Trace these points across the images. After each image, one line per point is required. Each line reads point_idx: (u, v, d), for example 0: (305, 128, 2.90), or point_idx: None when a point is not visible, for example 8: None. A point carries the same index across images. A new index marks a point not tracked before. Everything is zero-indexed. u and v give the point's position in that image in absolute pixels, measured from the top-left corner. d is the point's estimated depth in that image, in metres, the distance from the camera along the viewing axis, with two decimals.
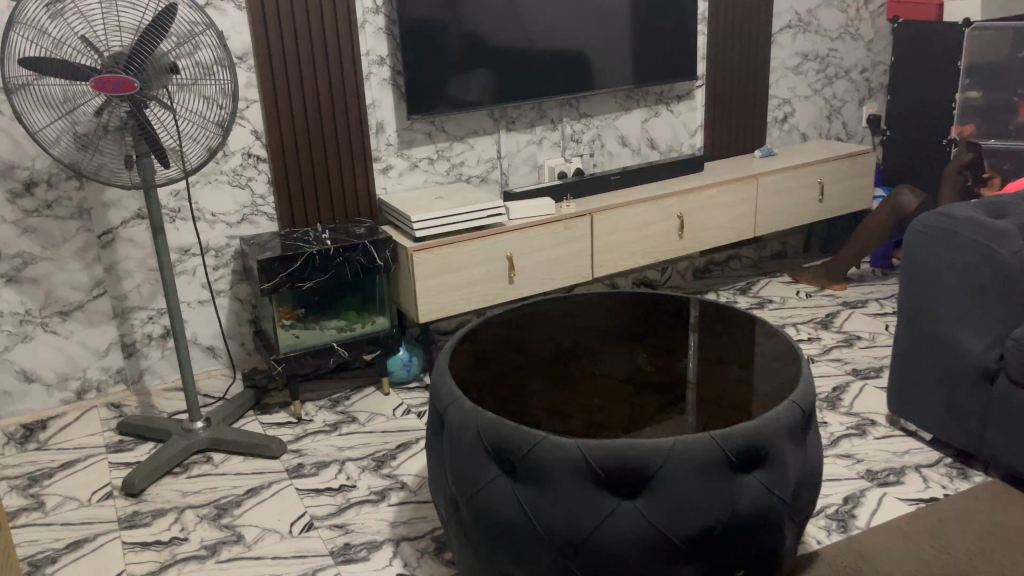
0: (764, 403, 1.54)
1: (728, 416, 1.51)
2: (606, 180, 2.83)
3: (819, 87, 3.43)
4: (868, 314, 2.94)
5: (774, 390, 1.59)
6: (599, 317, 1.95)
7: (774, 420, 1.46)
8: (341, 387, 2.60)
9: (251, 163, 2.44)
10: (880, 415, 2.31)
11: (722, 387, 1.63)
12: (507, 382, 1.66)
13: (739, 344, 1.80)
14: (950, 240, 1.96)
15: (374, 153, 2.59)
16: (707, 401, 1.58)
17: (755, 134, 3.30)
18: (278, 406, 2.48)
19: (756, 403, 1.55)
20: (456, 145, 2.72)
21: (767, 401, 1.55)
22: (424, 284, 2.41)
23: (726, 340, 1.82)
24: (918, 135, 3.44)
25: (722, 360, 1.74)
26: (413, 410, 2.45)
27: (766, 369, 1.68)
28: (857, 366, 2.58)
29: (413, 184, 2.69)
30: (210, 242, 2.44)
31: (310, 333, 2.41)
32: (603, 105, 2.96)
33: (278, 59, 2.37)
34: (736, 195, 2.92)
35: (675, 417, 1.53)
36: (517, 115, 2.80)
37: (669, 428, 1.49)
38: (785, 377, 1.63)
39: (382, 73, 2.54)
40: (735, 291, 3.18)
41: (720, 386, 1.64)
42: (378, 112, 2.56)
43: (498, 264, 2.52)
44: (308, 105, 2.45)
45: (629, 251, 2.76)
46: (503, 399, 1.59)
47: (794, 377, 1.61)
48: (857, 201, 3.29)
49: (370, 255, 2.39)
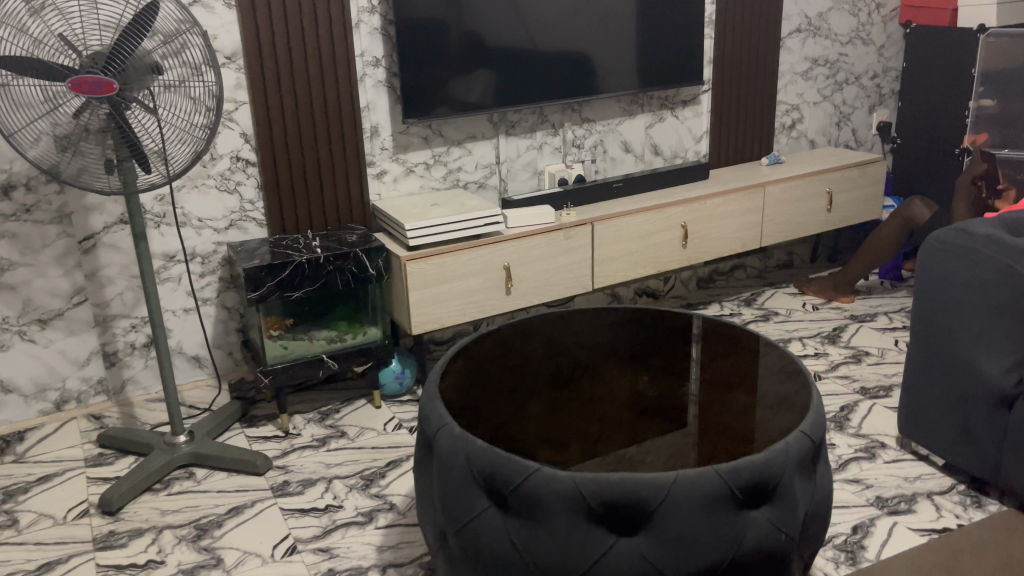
0: (772, 433, 1.45)
1: (735, 446, 1.43)
2: (609, 187, 2.74)
3: (828, 94, 3.34)
4: (876, 328, 2.85)
5: (783, 417, 1.50)
6: (599, 333, 1.86)
7: (783, 453, 1.37)
8: (331, 399, 2.51)
9: (240, 167, 2.35)
10: (890, 437, 2.21)
11: (728, 413, 1.55)
12: (500, 405, 1.57)
13: (744, 365, 1.72)
14: (969, 258, 1.87)
15: (368, 158, 2.50)
16: (713, 428, 1.50)
17: (763, 141, 3.21)
18: (266, 419, 2.40)
19: (764, 432, 1.46)
20: (453, 149, 2.63)
21: (775, 430, 1.46)
22: (418, 295, 2.32)
23: (731, 360, 1.74)
24: (930, 143, 3.34)
25: (727, 384, 1.65)
26: (405, 424, 2.37)
27: (773, 393, 1.59)
28: (865, 385, 2.48)
29: (409, 190, 2.60)
30: (196, 249, 2.35)
31: (299, 344, 2.32)
32: (606, 110, 2.87)
33: (269, 60, 2.28)
34: (742, 204, 2.83)
35: (678, 445, 1.45)
36: (517, 119, 2.71)
37: (672, 458, 1.41)
38: (794, 402, 1.54)
39: (377, 74, 2.45)
40: (739, 303, 3.09)
41: (725, 412, 1.55)
42: (372, 115, 2.48)
43: (495, 274, 2.43)
44: (300, 108, 2.36)
45: (632, 261, 2.67)
46: (495, 425, 1.50)
47: (803, 402, 1.53)
48: (867, 211, 3.19)
49: (361, 264, 2.30)
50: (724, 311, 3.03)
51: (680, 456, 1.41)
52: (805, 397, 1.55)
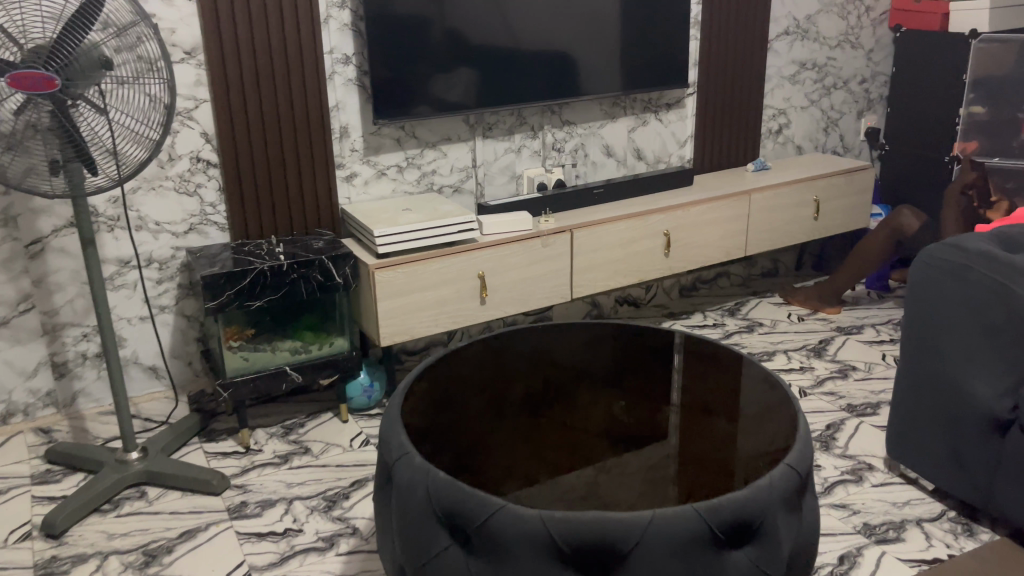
0: (755, 466, 1.35)
1: (716, 468, 1.37)
2: (590, 193, 2.64)
3: (816, 98, 3.25)
4: (863, 341, 2.77)
5: (766, 433, 1.44)
6: (576, 349, 1.77)
7: (766, 489, 1.27)
8: (296, 412, 2.40)
9: (201, 168, 2.23)
10: (878, 458, 2.12)
11: (709, 432, 1.48)
12: (470, 433, 1.47)
13: (726, 377, 1.66)
14: (961, 276, 1.78)
15: (337, 159, 2.39)
16: (693, 447, 1.44)
17: (748, 146, 3.12)
18: (225, 433, 2.28)
19: (745, 450, 1.40)
20: (427, 152, 2.52)
21: (759, 449, 1.40)
22: (387, 305, 2.20)
23: (713, 373, 1.68)
24: (919, 150, 3.27)
25: (709, 400, 1.59)
26: (372, 440, 2.26)
27: (755, 408, 1.53)
28: (852, 402, 2.39)
29: (380, 194, 2.49)
30: (153, 254, 2.23)
31: (261, 355, 2.21)
32: (588, 112, 2.77)
33: (232, 55, 2.16)
34: (727, 212, 2.74)
35: (656, 463, 1.39)
36: (494, 121, 2.60)
37: (649, 478, 1.35)
38: (776, 417, 1.48)
39: (347, 73, 2.34)
40: (722, 313, 3.00)
41: (706, 431, 1.49)
42: (342, 115, 2.36)
43: (469, 283, 2.31)
44: (265, 107, 2.24)
45: (612, 270, 2.57)
46: (459, 456, 1.40)
47: (787, 418, 1.47)
48: (854, 220, 3.10)
49: (327, 272, 2.19)
50: (707, 321, 2.94)
51: (657, 474, 1.36)
52: (790, 412, 1.49)
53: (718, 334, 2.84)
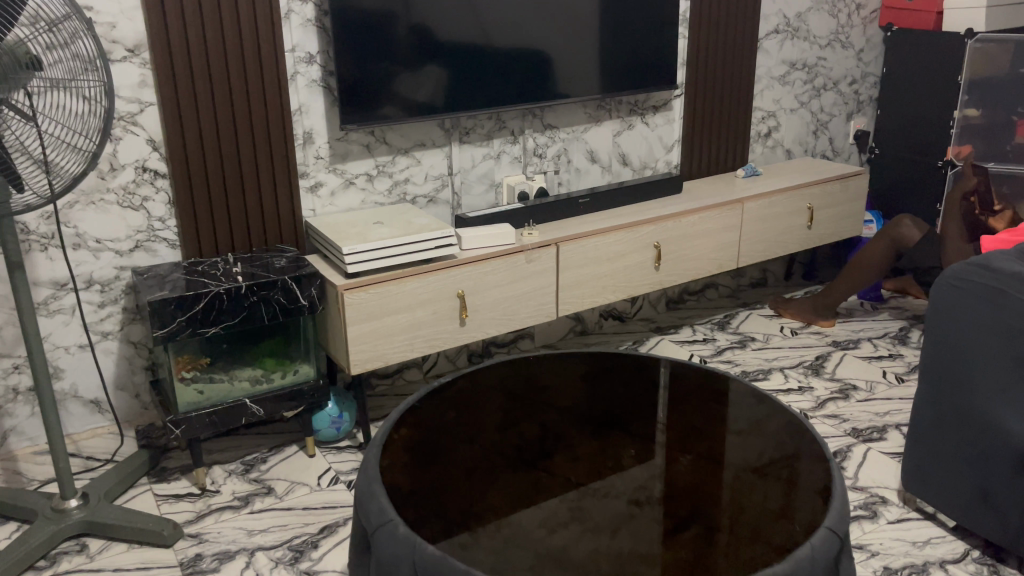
0: (780, 513, 1.22)
1: (705, 489, 1.29)
2: (574, 203, 2.45)
3: (806, 100, 3.10)
4: (861, 357, 2.62)
5: (752, 450, 1.39)
6: (566, 381, 1.61)
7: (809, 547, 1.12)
8: (257, 446, 2.18)
9: (147, 179, 2.00)
10: (891, 490, 1.98)
11: (696, 448, 1.40)
12: (455, 487, 1.29)
13: (710, 390, 1.59)
14: (995, 301, 1.62)
15: (300, 168, 2.17)
16: (680, 463, 1.36)
17: (738, 150, 2.96)
18: (179, 473, 2.07)
19: (732, 467, 1.34)
20: (399, 159, 2.32)
21: (746, 467, 1.35)
22: (357, 329, 2.00)
23: (698, 387, 1.59)
24: (910, 154, 3.15)
25: (698, 416, 1.50)
26: (342, 478, 2.06)
27: (743, 425, 1.47)
28: (857, 426, 2.24)
29: (348, 205, 2.28)
30: (93, 275, 2.00)
31: (217, 387, 2.00)
32: (571, 116, 2.59)
33: (181, 53, 1.94)
34: (720, 221, 2.57)
35: (641, 484, 1.31)
36: (471, 125, 2.41)
37: (633, 499, 1.27)
38: (765, 435, 1.43)
39: (311, 73, 2.13)
40: (712, 327, 2.85)
41: (691, 445, 1.41)
42: (305, 120, 2.15)
43: (447, 303, 2.12)
44: (219, 111, 2.02)
45: (600, 285, 2.39)
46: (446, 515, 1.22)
47: (775, 437, 1.42)
48: (847, 228, 2.96)
49: (291, 293, 1.98)
50: (697, 337, 2.78)
51: (642, 495, 1.28)
52: (779, 431, 1.43)
53: (710, 351, 2.68)
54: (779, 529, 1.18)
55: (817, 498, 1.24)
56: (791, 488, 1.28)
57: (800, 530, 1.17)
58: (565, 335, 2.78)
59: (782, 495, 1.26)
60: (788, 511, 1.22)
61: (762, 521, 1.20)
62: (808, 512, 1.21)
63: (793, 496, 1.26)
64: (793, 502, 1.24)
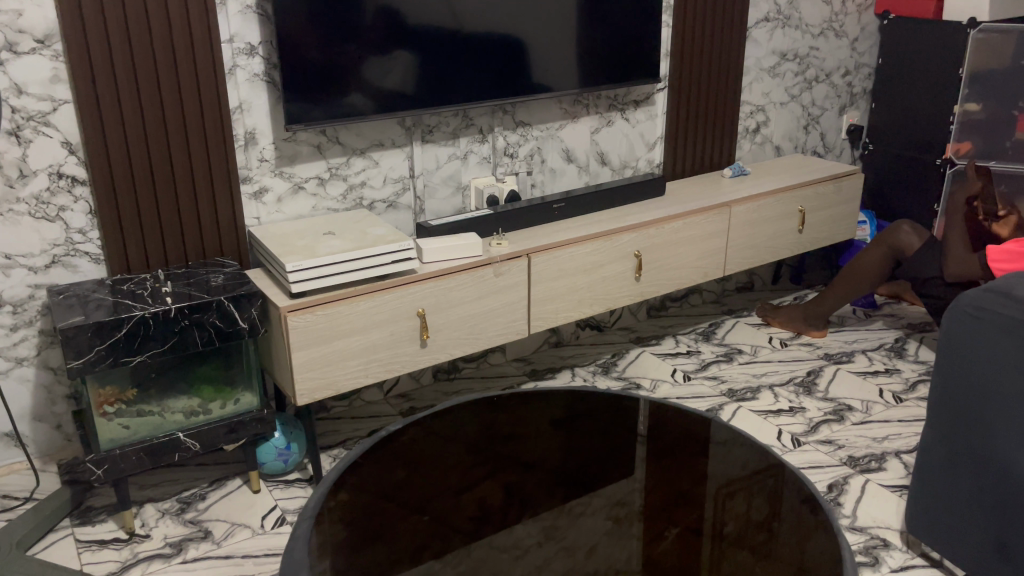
0: (768, 529, 1.20)
1: (686, 502, 1.26)
2: (548, 208, 2.24)
3: (797, 93, 2.90)
4: (855, 372, 2.45)
5: (736, 460, 1.36)
6: (536, 433, 1.42)
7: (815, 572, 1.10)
8: (196, 480, 1.98)
9: (64, 186, 1.78)
10: (891, 530, 1.80)
11: (677, 461, 1.36)
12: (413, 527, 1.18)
13: (691, 431, 1.44)
14: (1014, 332, 1.43)
15: (241, 172, 1.95)
16: (661, 477, 1.31)
17: (724, 148, 2.76)
18: (105, 514, 1.86)
19: (714, 477, 1.31)
20: (355, 160, 2.10)
21: (728, 477, 1.32)
22: (303, 356, 1.79)
23: (678, 427, 1.44)
24: (907, 151, 2.96)
25: (680, 430, 1.44)
26: (289, 518, 1.85)
27: (724, 435, 1.42)
28: (853, 453, 2.07)
29: (297, 212, 2.06)
30: (3, 295, 1.79)
31: (146, 420, 1.79)
32: (545, 111, 2.37)
33: (100, 44, 1.71)
34: (706, 226, 2.38)
35: (620, 498, 1.26)
36: (435, 123, 2.19)
37: (612, 514, 1.23)
38: (746, 445, 1.39)
39: (252, 66, 1.89)
40: (696, 337, 2.67)
41: (671, 456, 1.37)
42: (247, 118, 1.92)
43: (407, 323, 1.91)
44: (146, 109, 1.79)
45: (575, 299, 2.19)
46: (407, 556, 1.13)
47: (756, 448, 1.39)
48: (840, 231, 2.78)
49: (228, 316, 1.76)
50: (679, 348, 2.60)
51: (621, 510, 1.24)
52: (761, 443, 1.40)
53: (694, 365, 2.49)
54: (764, 542, 1.18)
55: (800, 506, 1.24)
56: (773, 498, 1.27)
57: (785, 542, 1.17)
58: (539, 347, 2.59)
59: (765, 506, 1.25)
60: (772, 523, 1.22)
61: (747, 533, 1.19)
62: (790, 521, 1.22)
63: (776, 505, 1.25)
64: (776, 514, 1.24)
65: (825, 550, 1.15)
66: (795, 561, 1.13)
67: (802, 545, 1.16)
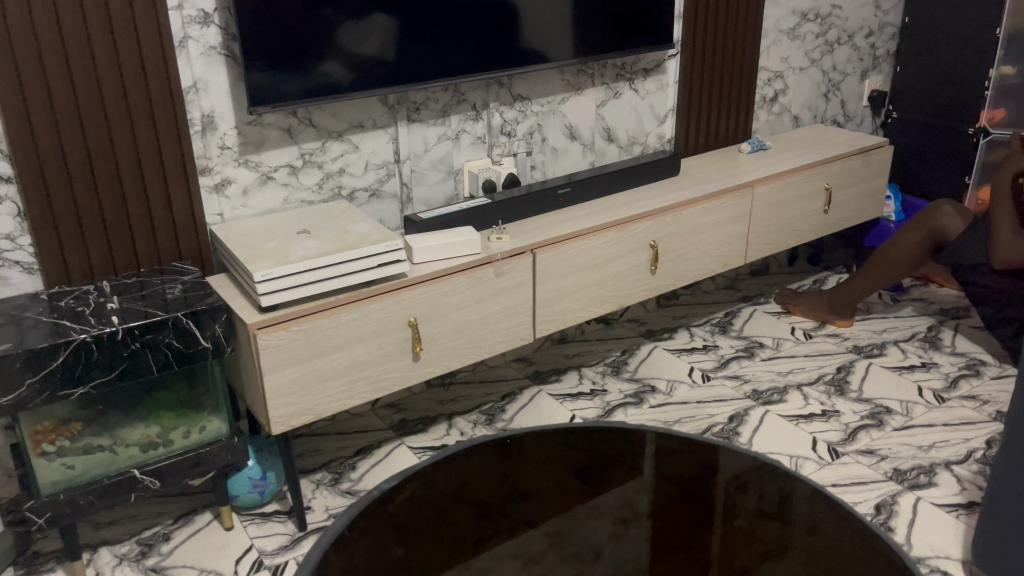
0: (774, 524, 1.18)
1: (694, 500, 1.23)
2: (552, 194, 1.98)
3: (817, 57, 2.64)
4: (889, 367, 2.23)
5: (744, 454, 1.31)
6: (543, 463, 1.30)
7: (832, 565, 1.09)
8: (159, 516, 1.74)
9: None
10: (952, 560, 1.59)
11: (684, 460, 1.31)
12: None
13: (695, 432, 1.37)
14: None
15: (200, 162, 1.68)
16: (668, 475, 1.28)
17: (740, 120, 2.50)
18: (53, 562, 1.62)
19: (724, 473, 1.28)
20: (332, 145, 1.83)
21: (737, 471, 1.28)
22: (277, 379, 1.54)
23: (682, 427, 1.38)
24: (936, 119, 2.72)
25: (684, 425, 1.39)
26: (266, 562, 1.62)
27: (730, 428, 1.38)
28: (900, 466, 1.85)
29: (267, 206, 1.79)
30: None
31: (94, 458, 1.53)
32: (545, 84, 2.10)
33: (20, 16, 1.41)
34: (727, 210, 2.13)
35: (626, 499, 1.24)
36: (422, 99, 1.92)
37: (618, 516, 1.20)
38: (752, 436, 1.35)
39: (206, 38, 1.61)
40: (712, 329, 2.44)
41: (678, 454, 1.33)
42: (204, 99, 1.64)
43: (397, 335, 1.66)
44: (81, 94, 1.51)
45: (584, 298, 1.94)
46: None
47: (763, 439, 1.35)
48: (867, 209, 2.54)
49: (187, 334, 1.50)
50: (695, 343, 2.37)
51: (627, 511, 1.21)
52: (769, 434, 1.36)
53: (712, 363, 2.26)
54: (776, 532, 1.17)
55: (813, 497, 1.21)
56: (783, 488, 1.24)
57: (796, 532, 1.16)
58: (542, 345, 2.36)
59: (777, 497, 1.23)
60: (784, 513, 1.19)
61: (758, 528, 1.17)
62: (802, 510, 1.20)
63: (788, 497, 1.22)
64: (788, 503, 1.21)
65: (839, 537, 1.14)
66: (807, 551, 1.12)
67: (814, 533, 1.16)
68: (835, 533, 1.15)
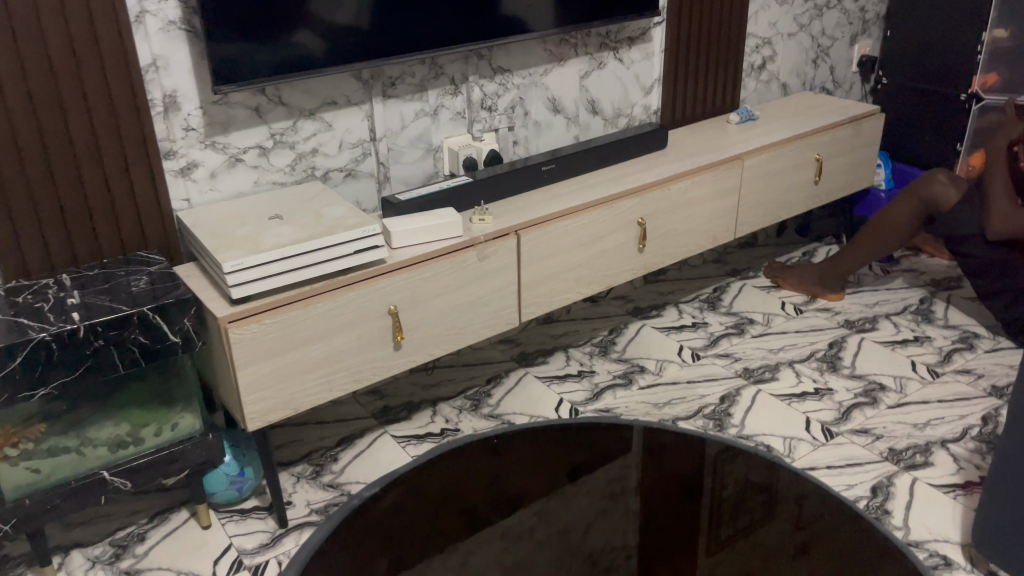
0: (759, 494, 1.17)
1: (682, 473, 1.24)
2: (535, 172, 1.90)
3: (806, 22, 2.56)
4: (882, 342, 2.19)
5: None
6: (534, 450, 1.27)
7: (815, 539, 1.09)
8: (133, 516, 1.67)
9: None
10: (950, 543, 1.56)
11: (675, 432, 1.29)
12: None
13: None
14: None
15: (163, 144, 1.58)
16: (657, 447, 1.28)
17: (727, 89, 2.43)
18: (22, 566, 1.56)
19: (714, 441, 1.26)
20: (303, 123, 1.74)
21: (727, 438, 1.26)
22: (250, 373, 1.46)
23: None
24: (927, 85, 2.65)
25: None
26: (245, 561, 1.56)
27: None
28: (895, 445, 1.81)
29: (237, 189, 1.71)
30: None
31: (60, 460, 1.46)
32: (527, 55, 2.01)
33: None
34: (716, 184, 2.06)
35: (615, 474, 1.24)
36: (398, 74, 1.82)
37: (606, 491, 1.23)
38: None
39: (165, 12, 1.51)
40: (701, 305, 2.38)
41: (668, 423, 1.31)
42: (164, 78, 1.55)
43: (376, 323, 1.59)
44: (31, 74, 1.41)
45: (570, 279, 1.88)
46: None
47: None
48: (858, 179, 2.47)
49: (153, 329, 1.42)
50: (684, 320, 2.31)
51: (616, 487, 1.23)
52: None
53: (702, 341, 2.21)
54: (763, 504, 1.16)
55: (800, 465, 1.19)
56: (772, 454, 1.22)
57: (783, 502, 1.15)
58: (527, 325, 2.29)
59: (765, 464, 1.20)
60: (772, 483, 1.18)
61: (745, 500, 1.17)
62: (790, 477, 1.18)
63: (777, 465, 1.20)
64: (776, 470, 1.19)
65: (824, 505, 1.13)
66: (791, 523, 1.12)
67: (800, 502, 1.14)
68: (820, 501, 1.13)
